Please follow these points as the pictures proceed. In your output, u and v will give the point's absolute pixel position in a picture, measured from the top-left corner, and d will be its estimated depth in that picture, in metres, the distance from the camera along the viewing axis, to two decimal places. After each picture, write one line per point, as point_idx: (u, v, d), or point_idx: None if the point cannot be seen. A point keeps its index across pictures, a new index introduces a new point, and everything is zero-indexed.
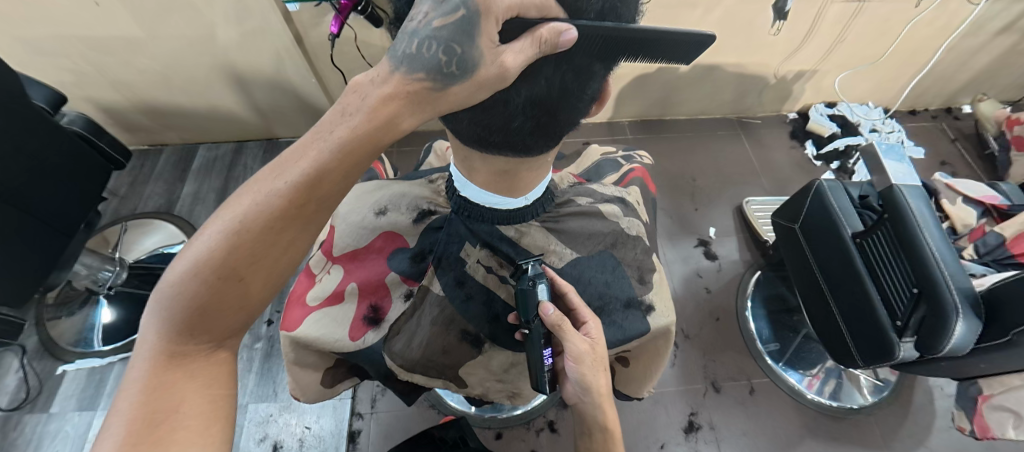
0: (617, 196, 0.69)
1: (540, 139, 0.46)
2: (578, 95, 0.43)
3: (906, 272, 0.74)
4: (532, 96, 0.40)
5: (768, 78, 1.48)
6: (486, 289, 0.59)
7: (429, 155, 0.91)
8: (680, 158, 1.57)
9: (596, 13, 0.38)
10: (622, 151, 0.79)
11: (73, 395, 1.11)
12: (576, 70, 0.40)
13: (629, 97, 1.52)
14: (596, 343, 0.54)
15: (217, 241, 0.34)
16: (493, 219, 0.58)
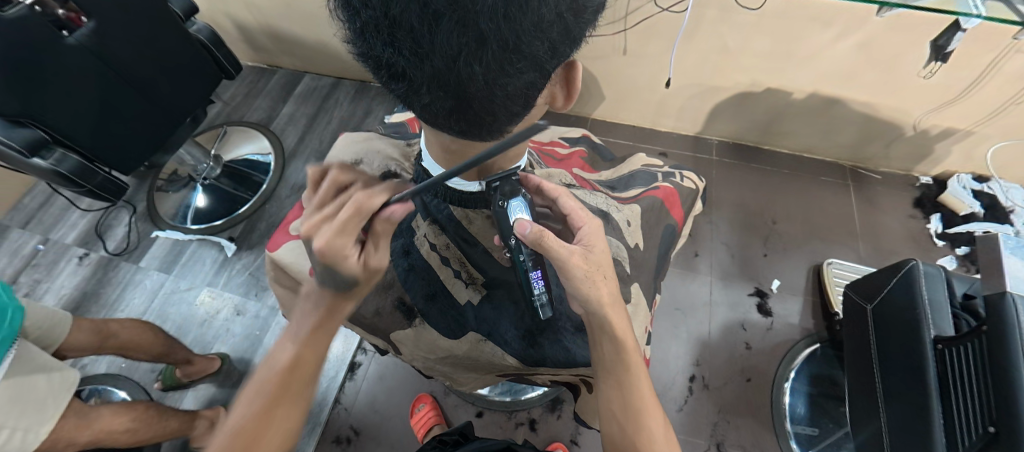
0: (599, 209, 0.59)
1: (474, 129, 0.36)
2: (512, 81, 0.30)
3: (985, 397, 0.59)
4: (433, 75, 0.29)
5: (904, 127, 1.23)
6: (427, 264, 0.59)
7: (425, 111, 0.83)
8: (767, 193, 1.36)
9: None
10: (666, 166, 0.69)
11: (158, 256, 1.34)
12: (500, 52, 0.27)
13: (725, 114, 1.35)
14: (589, 251, 0.48)
15: (272, 369, 0.47)
16: (449, 198, 0.55)
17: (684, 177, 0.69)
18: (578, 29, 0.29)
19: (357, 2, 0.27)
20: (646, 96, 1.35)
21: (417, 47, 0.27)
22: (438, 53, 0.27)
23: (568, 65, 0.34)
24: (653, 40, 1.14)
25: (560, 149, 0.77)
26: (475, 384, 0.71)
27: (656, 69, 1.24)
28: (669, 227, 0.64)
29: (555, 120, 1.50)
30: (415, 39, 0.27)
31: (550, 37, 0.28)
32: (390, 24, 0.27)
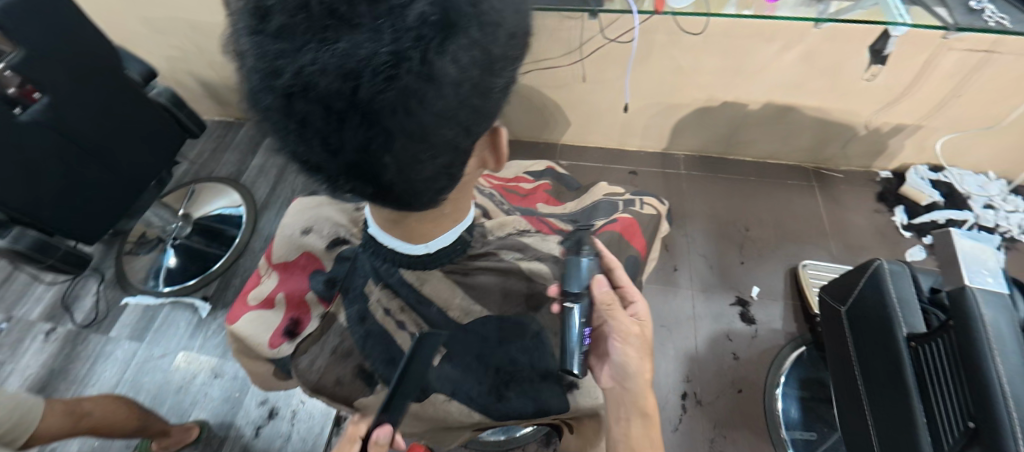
0: (553, 255, 0.58)
1: (406, 204, 0.35)
2: (430, 163, 0.29)
3: (962, 401, 0.60)
4: (348, 165, 0.28)
5: (857, 127, 1.28)
6: (381, 330, 0.50)
7: None
8: (737, 202, 1.36)
9: (385, 78, 0.22)
10: (627, 193, 0.70)
11: (129, 324, 1.29)
12: (410, 142, 0.26)
13: (688, 130, 1.37)
14: (643, 321, 0.57)
15: None
16: (392, 260, 0.49)
17: (644, 204, 0.69)
18: (491, 107, 0.28)
19: (259, 104, 0.27)
20: (609, 119, 1.38)
21: (328, 143, 0.27)
22: (349, 147, 0.27)
23: (492, 131, 0.32)
24: (611, 66, 1.18)
25: (523, 184, 0.77)
26: (456, 439, 0.69)
27: (617, 92, 1.27)
28: (631, 257, 0.63)
29: (523, 149, 1.53)
30: (325, 137, 0.26)
31: (459, 122, 0.27)
32: (296, 125, 0.26)
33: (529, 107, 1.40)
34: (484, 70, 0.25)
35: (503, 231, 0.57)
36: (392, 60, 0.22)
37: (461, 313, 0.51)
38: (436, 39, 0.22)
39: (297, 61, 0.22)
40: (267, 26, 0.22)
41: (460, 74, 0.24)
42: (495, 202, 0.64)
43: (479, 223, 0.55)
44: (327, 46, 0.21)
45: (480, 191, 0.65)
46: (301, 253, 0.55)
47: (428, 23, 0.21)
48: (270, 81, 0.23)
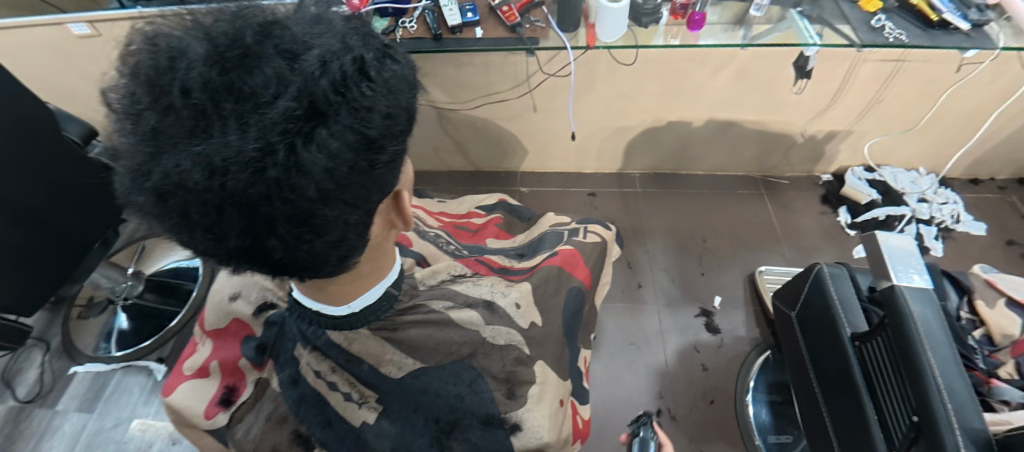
0: (484, 299, 0.54)
1: (313, 275, 0.35)
2: (322, 240, 0.30)
3: (906, 397, 0.62)
4: (235, 249, 0.29)
5: (794, 136, 1.35)
6: (315, 393, 0.46)
7: None
8: (692, 215, 1.41)
9: (251, 171, 0.24)
10: (572, 223, 0.71)
11: (78, 395, 1.21)
12: (293, 225, 0.27)
13: (638, 150, 1.42)
14: None
15: None
16: (316, 323, 0.45)
17: (589, 232, 0.69)
18: (380, 179, 0.29)
19: (138, 198, 0.27)
20: (564, 144, 1.42)
21: (210, 231, 0.27)
22: (233, 232, 0.27)
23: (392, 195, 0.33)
24: (559, 94, 1.23)
25: (475, 219, 0.80)
26: None
27: (567, 119, 1.32)
28: (575, 289, 0.61)
29: (484, 179, 1.55)
30: (206, 226, 0.27)
31: (342, 201, 0.28)
32: (177, 218, 0.27)
33: (485, 138, 1.43)
34: (361, 151, 0.26)
35: (435, 278, 0.56)
36: (261, 152, 0.23)
37: (395, 367, 0.46)
38: (302, 131, 0.24)
39: (165, 161, 0.24)
40: (139, 128, 0.24)
41: (330, 160, 0.25)
42: (437, 243, 0.65)
43: (410, 272, 0.54)
44: (191, 145, 0.23)
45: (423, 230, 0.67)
46: (231, 319, 0.53)
47: (290, 118, 0.23)
48: (144, 181, 0.25)
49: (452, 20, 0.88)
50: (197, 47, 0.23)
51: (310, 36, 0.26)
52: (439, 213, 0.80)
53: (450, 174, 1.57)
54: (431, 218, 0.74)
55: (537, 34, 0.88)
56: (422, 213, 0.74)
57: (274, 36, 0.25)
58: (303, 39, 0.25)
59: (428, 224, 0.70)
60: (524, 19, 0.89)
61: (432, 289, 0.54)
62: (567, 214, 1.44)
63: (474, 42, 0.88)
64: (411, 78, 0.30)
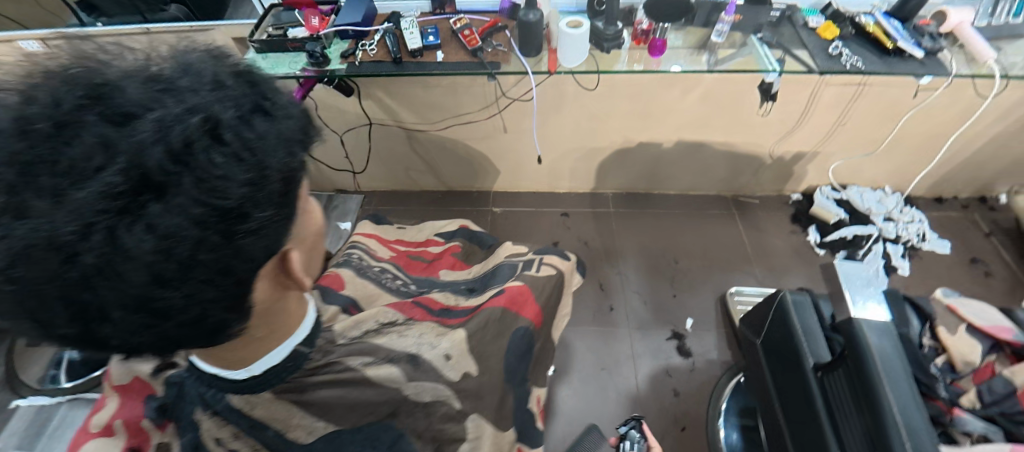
0: (408, 352, 0.51)
1: (182, 347, 0.36)
2: (177, 317, 0.31)
3: (860, 432, 0.57)
4: (73, 331, 0.30)
5: (763, 157, 1.36)
6: None
7: None
8: (664, 235, 1.41)
9: (65, 257, 0.25)
10: (528, 254, 0.68)
11: (18, 431, 1.14)
12: (131, 308, 0.29)
13: (611, 169, 1.42)
14: None
15: None
16: (218, 388, 0.42)
17: (543, 264, 0.66)
18: (238, 249, 0.31)
19: None
20: (536, 164, 1.41)
21: (35, 316, 0.28)
22: (62, 317, 0.28)
23: (276, 257, 0.35)
24: (529, 115, 1.22)
25: (431, 248, 0.78)
26: None
27: (537, 139, 1.31)
28: (521, 329, 0.58)
29: (456, 199, 1.52)
30: (31, 312, 0.28)
31: (190, 278, 0.30)
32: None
33: (456, 158, 1.41)
34: (202, 227, 0.28)
35: (359, 329, 0.53)
36: (80, 235, 0.25)
37: (304, 432, 0.43)
38: (127, 209, 0.26)
39: None
40: None
41: (161, 239, 0.27)
42: (378, 284, 0.64)
43: (328, 327, 0.51)
44: None
45: (366, 270, 0.65)
46: (126, 381, 0.48)
47: (110, 195, 0.25)
48: None
49: (412, 44, 0.87)
50: (3, 117, 0.25)
51: (150, 98, 0.27)
52: (394, 243, 0.78)
53: (422, 193, 1.54)
54: (381, 250, 0.72)
55: (498, 59, 0.86)
56: (371, 246, 0.72)
57: (106, 100, 0.27)
58: (138, 104, 0.27)
59: (374, 261, 0.69)
60: (485, 44, 0.88)
61: (351, 342, 0.50)
62: (540, 234, 1.42)
63: (436, 66, 0.86)
64: (281, 133, 0.32)
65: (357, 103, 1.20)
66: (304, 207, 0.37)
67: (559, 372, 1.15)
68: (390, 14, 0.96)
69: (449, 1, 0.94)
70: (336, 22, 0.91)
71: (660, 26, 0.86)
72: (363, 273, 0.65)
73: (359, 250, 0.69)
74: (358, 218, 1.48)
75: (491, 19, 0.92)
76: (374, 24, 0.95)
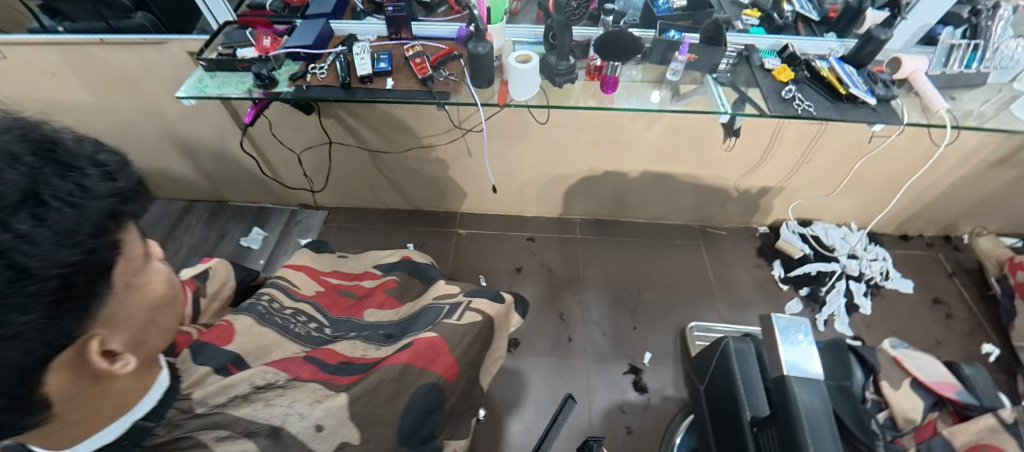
0: (271, 425, 0.47)
1: None
2: None
3: None
4: None
5: (728, 190, 1.35)
6: None
7: (210, 278, 0.72)
8: (629, 264, 1.40)
9: None
10: (457, 296, 0.65)
11: None
12: None
13: (578, 196, 1.41)
14: None
15: None
16: None
17: (467, 310, 0.62)
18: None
19: None
20: (502, 188, 1.39)
21: None
22: None
23: (78, 343, 0.35)
24: (492, 140, 1.21)
25: (365, 283, 0.75)
26: None
27: (502, 163, 1.30)
28: (427, 385, 0.53)
29: (423, 219, 1.50)
30: None
31: None
32: None
33: (422, 178, 1.39)
34: None
35: (224, 396, 0.49)
36: None
37: None
38: None
39: None
40: None
41: None
42: (285, 328, 0.61)
43: (188, 394, 0.48)
44: None
45: (276, 312, 0.63)
46: None
47: None
48: None
49: (362, 70, 0.85)
50: None
51: None
52: (326, 276, 0.75)
53: (388, 212, 1.52)
54: (304, 286, 0.70)
55: (447, 88, 0.84)
56: (296, 281, 0.70)
57: None
58: None
59: (291, 300, 0.66)
60: (436, 73, 0.86)
61: (209, 412, 0.48)
62: (504, 259, 1.40)
63: (385, 94, 0.84)
64: (53, 229, 0.31)
65: (318, 121, 1.18)
66: (124, 283, 0.37)
67: (512, 404, 1.12)
68: (346, 36, 0.95)
69: (405, 27, 0.94)
70: (287, 44, 0.89)
71: (611, 63, 0.83)
72: (271, 317, 0.62)
73: (276, 287, 0.66)
74: (320, 234, 1.47)
75: (447, 47, 0.92)
76: (329, 47, 0.94)
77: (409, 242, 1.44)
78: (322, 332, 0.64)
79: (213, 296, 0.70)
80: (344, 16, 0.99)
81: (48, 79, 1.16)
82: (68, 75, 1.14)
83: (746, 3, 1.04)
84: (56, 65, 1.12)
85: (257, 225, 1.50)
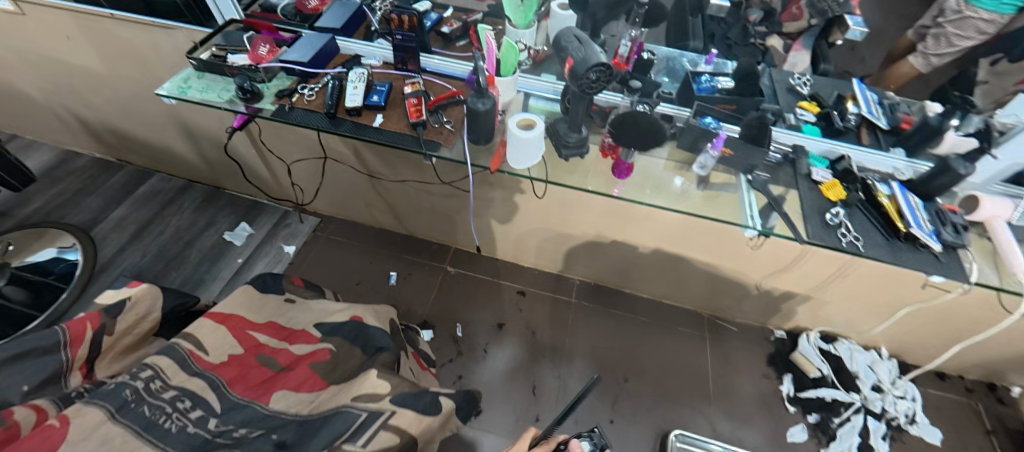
0: None
1: None
2: None
3: None
4: None
5: (747, 286, 1.20)
6: None
7: (121, 309, 0.63)
8: (621, 344, 1.26)
9: None
10: (376, 404, 0.55)
11: None
12: None
13: (579, 257, 1.29)
14: None
15: None
16: None
17: (382, 429, 0.52)
18: None
19: None
20: (500, 233, 1.29)
21: None
22: None
23: None
24: (495, 187, 1.11)
25: (294, 349, 0.65)
26: None
27: (503, 210, 1.20)
28: None
29: (414, 247, 1.41)
30: None
31: None
32: None
33: (418, 206, 1.30)
34: None
35: None
36: None
37: None
38: None
39: None
40: None
41: None
42: (148, 425, 0.49)
43: None
44: None
45: (149, 397, 0.52)
46: None
47: None
48: None
49: (351, 101, 0.76)
50: None
51: None
52: (253, 331, 0.66)
53: (380, 231, 1.44)
54: (213, 350, 0.60)
55: (438, 138, 0.74)
56: (206, 342, 0.60)
57: None
58: None
59: (186, 373, 0.56)
60: (432, 118, 0.77)
61: None
62: (488, 310, 1.29)
63: (373, 133, 0.75)
64: None
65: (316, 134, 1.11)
66: None
67: None
68: (350, 57, 0.87)
69: (413, 58, 0.84)
70: (283, 57, 0.81)
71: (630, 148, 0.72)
72: (137, 406, 0.51)
73: (168, 355, 0.56)
74: (305, 242, 1.40)
75: (454, 88, 0.82)
76: (328, 66, 0.86)
77: (392, 271, 1.35)
78: (203, 426, 0.52)
79: (121, 334, 0.62)
80: (355, 34, 0.92)
81: (63, 42, 1.13)
82: (82, 43, 1.11)
83: (805, 93, 0.91)
84: (70, 31, 1.09)
85: (245, 221, 1.45)
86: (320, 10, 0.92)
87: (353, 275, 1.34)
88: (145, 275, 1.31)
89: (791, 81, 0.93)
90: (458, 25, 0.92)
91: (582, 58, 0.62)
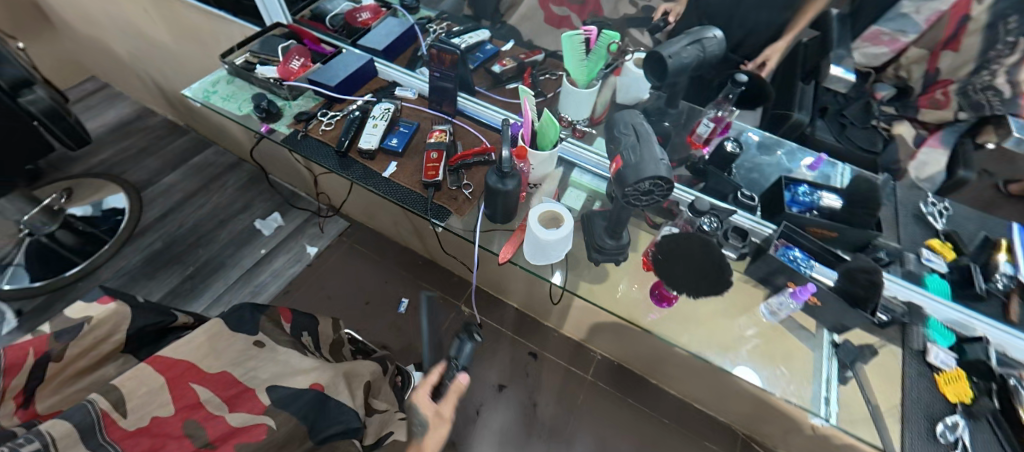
0: None
1: None
2: None
3: None
4: None
5: (801, 423, 0.98)
6: None
7: (70, 335, 0.59)
8: (630, 444, 1.09)
9: None
10: None
11: None
12: None
13: (605, 333, 1.13)
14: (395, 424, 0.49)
15: None
16: None
17: None
18: None
19: None
20: (521, 285, 1.16)
21: None
22: None
23: None
24: None
25: (230, 418, 0.58)
26: None
27: None
28: None
29: (434, 275, 1.33)
30: None
31: None
32: None
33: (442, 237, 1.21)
34: None
35: None
36: None
37: None
38: None
39: None
40: None
41: None
42: None
43: None
44: None
45: None
46: None
47: None
48: None
49: (365, 142, 0.67)
50: None
51: None
52: (196, 385, 0.59)
53: (404, 251, 1.37)
54: (131, 413, 0.54)
55: (449, 204, 0.63)
56: (127, 401, 0.54)
57: None
58: None
59: (85, 446, 0.50)
60: (451, 178, 0.65)
61: None
62: (493, 365, 1.18)
63: (382, 184, 0.66)
64: None
65: None
66: None
67: None
68: (384, 85, 0.78)
69: (449, 100, 0.73)
70: (313, 76, 0.74)
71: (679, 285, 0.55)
72: None
73: (70, 420, 0.50)
74: (329, 245, 1.37)
75: (488, 143, 0.70)
76: (358, 92, 0.77)
77: (404, 297, 1.28)
78: None
79: (73, 358, 0.60)
80: (398, 59, 0.83)
81: (141, 14, 1.16)
82: (155, 18, 1.13)
83: (938, 228, 0.68)
84: (147, 5, 1.10)
85: (279, 211, 1.44)
86: (370, 25, 0.84)
87: (364, 292, 1.28)
88: (176, 245, 1.35)
89: (922, 206, 0.70)
90: (513, 65, 0.80)
91: (635, 162, 0.47)
